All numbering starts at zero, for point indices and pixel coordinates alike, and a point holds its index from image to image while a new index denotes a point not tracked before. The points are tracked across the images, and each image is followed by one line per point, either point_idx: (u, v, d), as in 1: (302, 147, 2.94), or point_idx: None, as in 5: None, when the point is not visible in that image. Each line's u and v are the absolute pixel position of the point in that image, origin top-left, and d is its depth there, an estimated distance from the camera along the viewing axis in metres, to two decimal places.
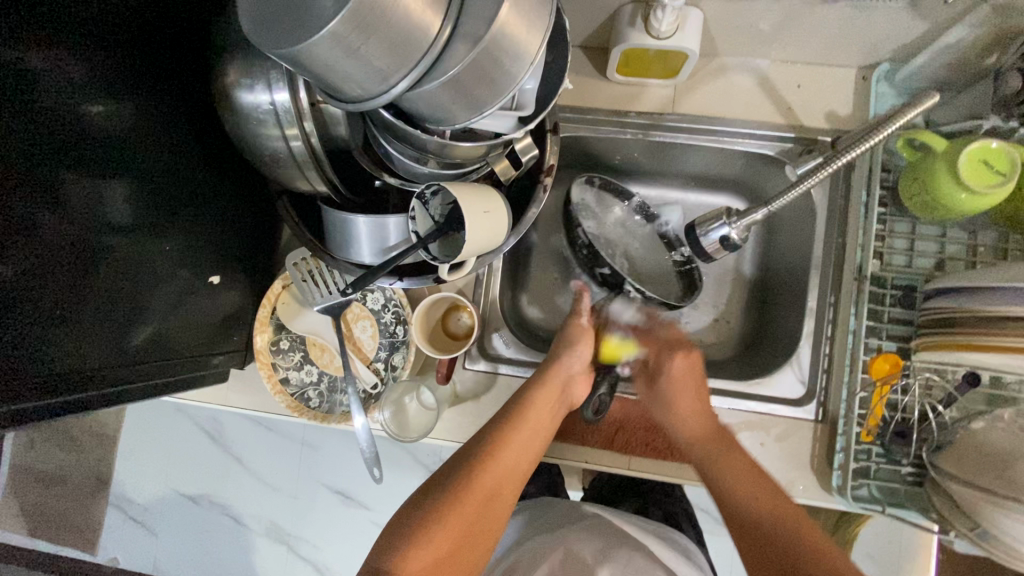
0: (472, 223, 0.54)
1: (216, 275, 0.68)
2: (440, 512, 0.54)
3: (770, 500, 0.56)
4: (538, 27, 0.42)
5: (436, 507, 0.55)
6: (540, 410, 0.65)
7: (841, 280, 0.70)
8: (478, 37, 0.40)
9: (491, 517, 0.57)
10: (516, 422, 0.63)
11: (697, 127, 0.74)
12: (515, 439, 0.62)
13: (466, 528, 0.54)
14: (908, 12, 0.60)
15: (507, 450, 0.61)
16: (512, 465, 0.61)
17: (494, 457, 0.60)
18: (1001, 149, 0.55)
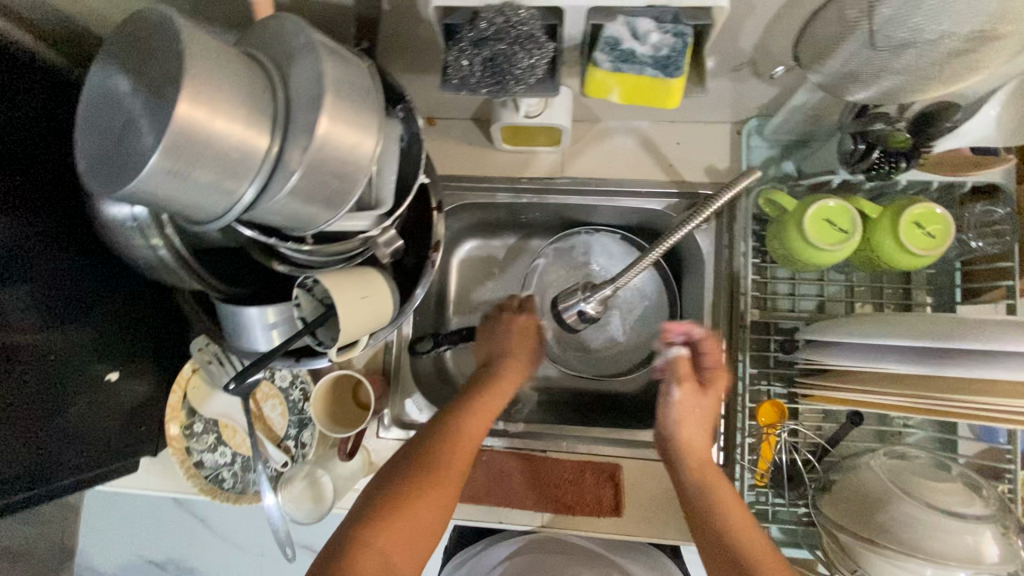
0: (346, 311, 0.56)
1: (116, 373, 0.67)
2: (387, 515, 0.54)
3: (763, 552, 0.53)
4: (367, 131, 0.44)
5: (380, 513, 0.54)
6: (473, 419, 0.64)
7: (732, 327, 0.72)
8: (303, 150, 0.41)
9: (435, 517, 0.56)
10: (452, 419, 0.63)
11: (587, 189, 0.77)
12: (459, 440, 0.61)
13: (410, 529, 0.54)
14: (756, 79, 0.64)
15: (449, 455, 0.59)
16: (456, 460, 0.60)
17: (433, 458, 0.58)
18: (841, 207, 0.58)
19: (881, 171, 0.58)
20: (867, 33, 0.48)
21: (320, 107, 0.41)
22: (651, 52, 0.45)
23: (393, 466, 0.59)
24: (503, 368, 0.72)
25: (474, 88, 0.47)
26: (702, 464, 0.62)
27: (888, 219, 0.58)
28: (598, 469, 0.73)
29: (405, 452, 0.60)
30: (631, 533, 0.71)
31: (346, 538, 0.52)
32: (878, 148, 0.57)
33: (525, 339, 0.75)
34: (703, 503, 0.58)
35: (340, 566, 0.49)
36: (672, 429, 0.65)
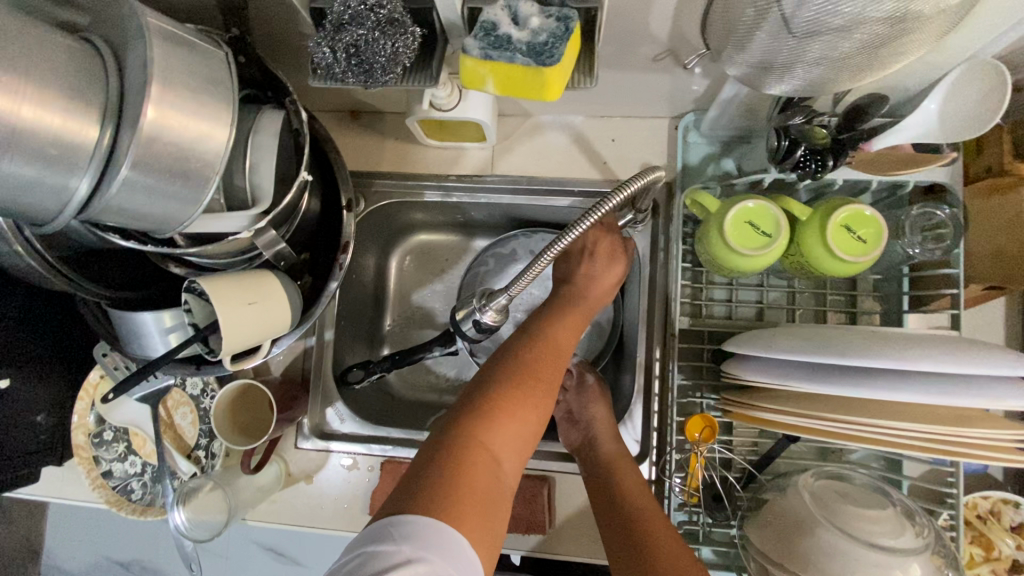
0: (233, 319, 0.53)
1: (9, 380, 0.62)
2: (489, 426, 0.47)
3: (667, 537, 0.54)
4: (212, 121, 0.41)
5: (486, 414, 0.48)
6: (566, 324, 0.57)
7: (665, 336, 0.68)
8: (132, 144, 0.38)
9: (531, 424, 0.50)
10: (554, 333, 0.56)
11: (517, 187, 0.73)
12: (553, 354, 0.54)
13: (506, 444, 0.48)
14: (682, 71, 0.60)
15: (548, 360, 0.54)
16: (548, 368, 0.53)
17: (538, 365, 0.53)
18: (764, 208, 0.53)
19: (806, 172, 0.53)
20: (780, 18, 0.42)
21: (145, 96, 0.38)
22: (528, 38, 0.40)
23: (479, 380, 0.51)
24: (587, 295, 0.60)
25: (342, 77, 0.43)
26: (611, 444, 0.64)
27: (817, 221, 0.54)
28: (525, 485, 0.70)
29: (492, 362, 0.53)
30: (553, 549, 0.69)
31: (435, 477, 0.43)
32: (802, 146, 0.52)
33: (608, 259, 0.61)
34: (611, 483, 0.61)
35: (436, 472, 0.43)
36: (588, 416, 0.67)
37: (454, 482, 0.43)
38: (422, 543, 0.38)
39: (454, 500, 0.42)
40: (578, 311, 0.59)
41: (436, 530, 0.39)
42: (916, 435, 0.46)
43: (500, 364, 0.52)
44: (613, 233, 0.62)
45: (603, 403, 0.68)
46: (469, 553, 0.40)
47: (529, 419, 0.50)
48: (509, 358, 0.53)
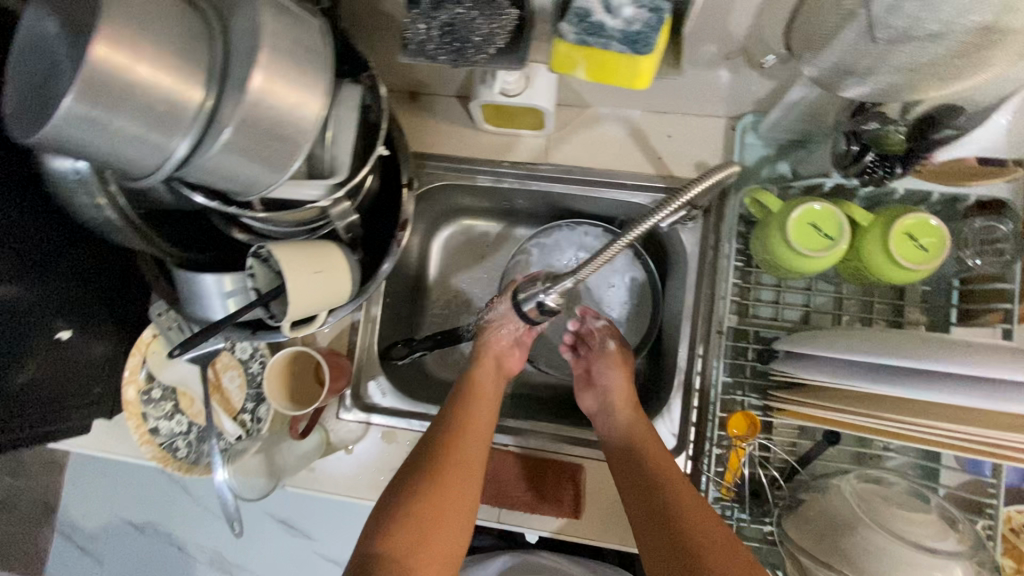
0: (300, 285, 0.55)
1: (73, 332, 0.66)
2: (414, 508, 0.56)
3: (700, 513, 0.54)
4: (309, 91, 0.42)
5: (397, 506, 0.56)
6: (480, 406, 0.67)
7: (709, 332, 0.69)
8: (237, 107, 0.40)
9: (462, 501, 0.59)
10: (467, 421, 0.65)
11: (570, 176, 0.74)
12: (451, 444, 0.62)
13: (422, 523, 0.55)
14: (750, 72, 0.60)
15: (469, 446, 0.63)
16: (466, 445, 0.62)
17: (453, 452, 0.61)
18: (830, 211, 0.54)
19: (874, 176, 0.55)
20: (866, 22, 0.43)
21: (255, 60, 0.40)
22: (622, 26, 0.41)
23: (399, 479, 0.60)
24: (507, 364, 0.75)
25: (433, 55, 0.44)
26: (631, 431, 0.65)
27: (878, 228, 0.54)
28: (560, 469, 0.71)
29: (411, 455, 0.62)
30: (586, 534, 0.69)
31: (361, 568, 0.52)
32: (871, 152, 0.53)
33: (622, 354, 0.74)
34: (637, 467, 0.62)
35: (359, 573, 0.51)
36: (602, 412, 0.70)
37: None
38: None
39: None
40: (484, 392, 0.69)
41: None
42: (969, 436, 0.47)
43: (419, 470, 0.60)
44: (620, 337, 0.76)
45: (627, 370, 0.73)
46: None
47: (460, 492, 0.59)
48: (428, 450, 0.62)
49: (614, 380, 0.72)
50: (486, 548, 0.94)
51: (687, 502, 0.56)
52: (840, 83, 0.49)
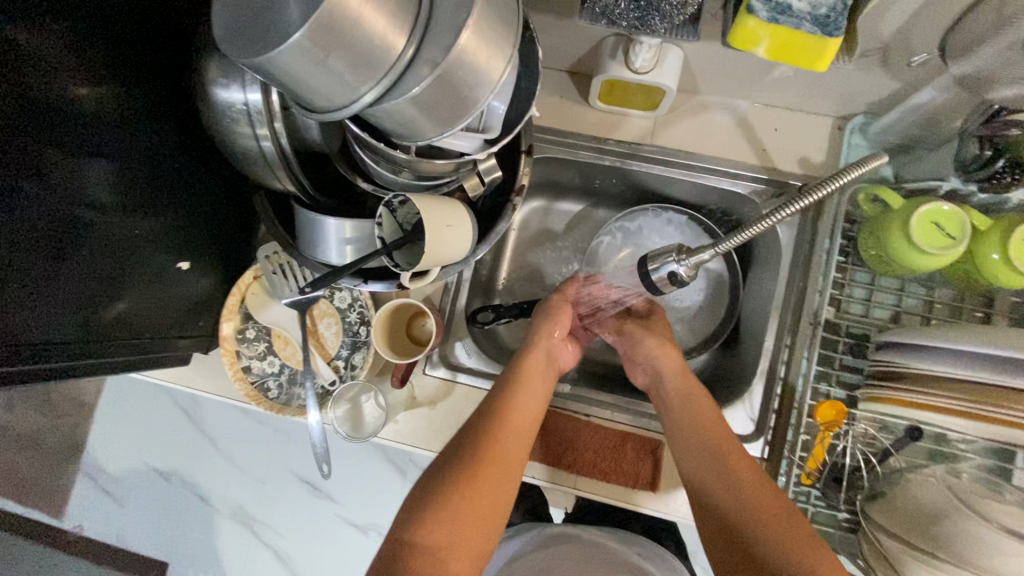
0: (434, 236, 0.56)
1: (188, 263, 0.70)
2: (446, 510, 0.56)
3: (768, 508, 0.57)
4: (500, 56, 0.44)
5: (436, 504, 0.56)
6: (518, 399, 0.66)
7: (799, 323, 0.71)
8: (439, 62, 0.41)
9: (495, 501, 0.58)
10: (504, 413, 0.64)
11: (673, 160, 0.76)
12: (495, 448, 0.61)
13: (456, 531, 0.55)
14: (878, 72, 0.62)
15: (502, 445, 0.62)
16: (502, 446, 0.62)
17: (486, 451, 0.61)
18: (954, 212, 0.56)
19: (998, 182, 0.57)
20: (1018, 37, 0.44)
21: (465, 26, 0.41)
22: (809, 9, 0.41)
23: (433, 477, 0.59)
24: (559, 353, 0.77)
25: (618, 19, 0.51)
26: (700, 425, 0.66)
27: (997, 233, 0.56)
28: (640, 442, 0.73)
29: (458, 438, 0.63)
30: (660, 508, 0.70)
31: (394, 546, 0.54)
32: (1002, 158, 0.56)
33: (639, 328, 0.79)
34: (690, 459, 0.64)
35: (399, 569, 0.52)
36: (671, 411, 0.69)
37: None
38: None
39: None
40: (530, 374, 0.69)
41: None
42: None
43: (461, 456, 0.60)
44: (650, 320, 0.80)
45: (663, 333, 0.78)
46: None
47: (495, 491, 0.59)
48: (466, 450, 0.61)
49: (656, 351, 0.75)
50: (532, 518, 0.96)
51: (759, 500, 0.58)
52: (988, 87, 0.50)
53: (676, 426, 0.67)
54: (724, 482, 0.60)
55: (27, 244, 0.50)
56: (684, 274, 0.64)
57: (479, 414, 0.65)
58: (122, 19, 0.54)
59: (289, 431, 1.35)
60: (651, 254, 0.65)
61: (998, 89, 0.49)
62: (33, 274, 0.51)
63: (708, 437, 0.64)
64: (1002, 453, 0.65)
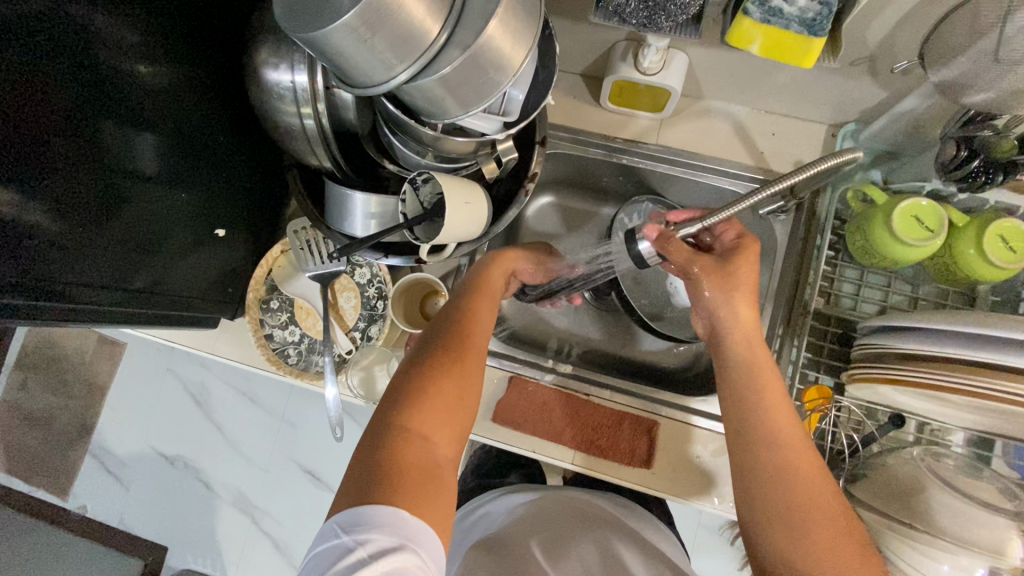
0: (452, 211, 0.61)
1: (224, 232, 0.76)
2: (428, 398, 0.56)
3: (806, 458, 0.55)
4: (521, 43, 0.49)
5: (420, 394, 0.56)
6: (481, 303, 0.68)
7: (790, 315, 0.75)
8: (469, 45, 0.47)
9: (465, 393, 0.59)
10: (471, 317, 0.66)
11: (676, 159, 0.81)
12: (467, 343, 0.62)
13: (433, 419, 0.55)
14: (868, 80, 0.67)
15: (471, 343, 0.62)
16: (470, 344, 0.62)
17: (457, 348, 0.61)
18: (932, 207, 0.62)
19: (975, 182, 0.62)
20: (995, 42, 0.49)
21: (494, 11, 0.46)
22: (798, 13, 0.49)
23: (408, 373, 0.59)
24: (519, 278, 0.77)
25: (628, 17, 0.56)
26: (752, 379, 0.59)
27: (973, 230, 0.61)
28: (637, 421, 0.76)
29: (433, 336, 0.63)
30: (654, 486, 0.74)
31: (384, 430, 0.53)
32: (979, 157, 0.60)
33: (720, 281, 0.64)
34: (746, 399, 0.58)
35: (385, 448, 0.51)
36: (737, 356, 0.62)
37: (393, 467, 0.50)
38: (397, 534, 0.45)
39: (398, 481, 0.49)
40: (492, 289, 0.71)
41: (396, 516, 0.46)
42: None
43: (440, 352, 0.60)
44: (727, 268, 0.64)
45: (750, 290, 0.64)
46: (407, 522, 0.46)
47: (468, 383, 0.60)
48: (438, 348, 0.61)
49: (737, 309, 0.63)
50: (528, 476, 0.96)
51: (796, 450, 0.55)
52: (962, 92, 0.55)
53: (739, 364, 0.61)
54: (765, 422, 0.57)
55: (77, 201, 0.55)
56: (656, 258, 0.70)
57: (447, 318, 0.66)
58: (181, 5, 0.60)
59: (295, 420, 1.39)
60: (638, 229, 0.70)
61: (971, 94, 0.54)
62: (76, 227, 0.55)
63: (761, 393, 0.58)
64: (982, 442, 0.68)
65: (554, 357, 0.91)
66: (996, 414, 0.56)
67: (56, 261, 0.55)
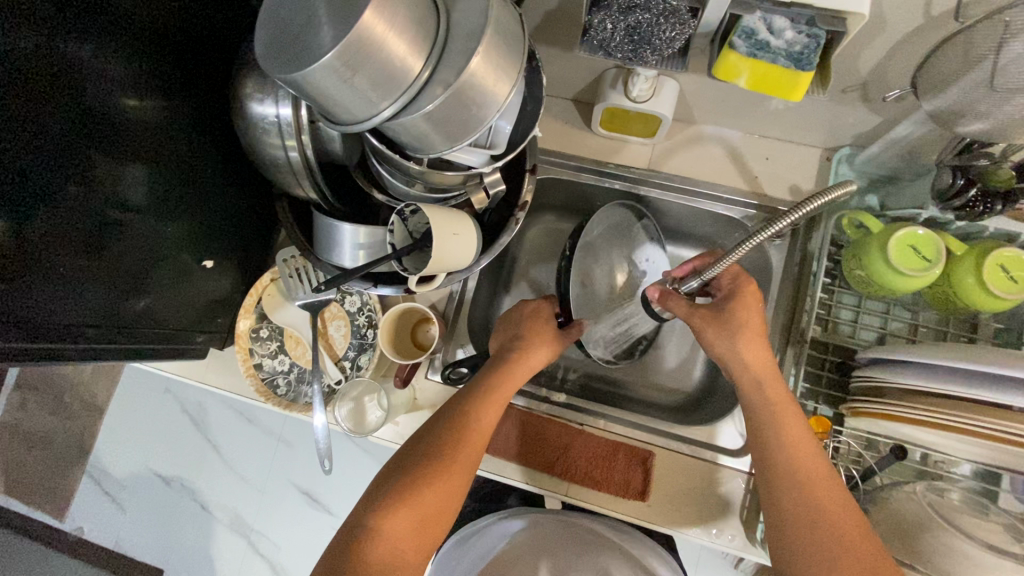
0: (441, 243, 0.60)
1: (211, 262, 0.75)
2: (405, 502, 0.57)
3: (847, 522, 0.54)
4: (505, 79, 0.49)
5: (400, 494, 0.57)
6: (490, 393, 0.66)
7: (787, 342, 0.74)
8: (451, 82, 0.46)
9: (446, 498, 0.59)
10: (474, 407, 0.64)
11: (670, 184, 0.80)
12: (461, 441, 0.61)
13: (414, 527, 0.56)
14: (861, 106, 0.66)
15: (470, 435, 0.62)
16: (465, 447, 0.61)
17: (448, 454, 0.60)
18: (928, 237, 0.61)
19: (973, 210, 0.61)
20: (989, 71, 0.48)
21: (476, 48, 0.45)
22: (784, 46, 0.49)
23: (396, 466, 0.60)
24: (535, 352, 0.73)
25: (613, 51, 0.55)
26: (777, 425, 0.60)
27: (972, 259, 0.60)
28: (632, 452, 0.75)
29: (427, 430, 0.63)
30: (650, 519, 0.72)
31: (353, 530, 0.55)
32: (976, 185, 0.59)
33: (720, 329, 0.65)
34: (777, 455, 0.59)
35: (351, 554, 0.53)
36: (761, 411, 0.62)
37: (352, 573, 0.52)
38: None
39: None
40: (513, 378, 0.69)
41: None
42: None
43: (428, 449, 0.61)
44: (724, 315, 0.66)
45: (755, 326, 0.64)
46: None
47: (453, 484, 0.59)
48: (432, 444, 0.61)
49: (745, 351, 0.64)
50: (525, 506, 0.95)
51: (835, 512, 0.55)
52: (956, 122, 0.54)
53: (766, 416, 0.61)
54: (796, 479, 0.57)
55: (66, 244, 0.54)
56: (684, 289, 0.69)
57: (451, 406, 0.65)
58: (171, 40, 0.60)
59: (291, 441, 1.37)
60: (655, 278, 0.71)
61: (965, 124, 0.53)
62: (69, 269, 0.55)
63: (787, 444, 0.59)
64: (989, 475, 0.66)
65: (549, 382, 0.90)
66: (1000, 452, 0.55)
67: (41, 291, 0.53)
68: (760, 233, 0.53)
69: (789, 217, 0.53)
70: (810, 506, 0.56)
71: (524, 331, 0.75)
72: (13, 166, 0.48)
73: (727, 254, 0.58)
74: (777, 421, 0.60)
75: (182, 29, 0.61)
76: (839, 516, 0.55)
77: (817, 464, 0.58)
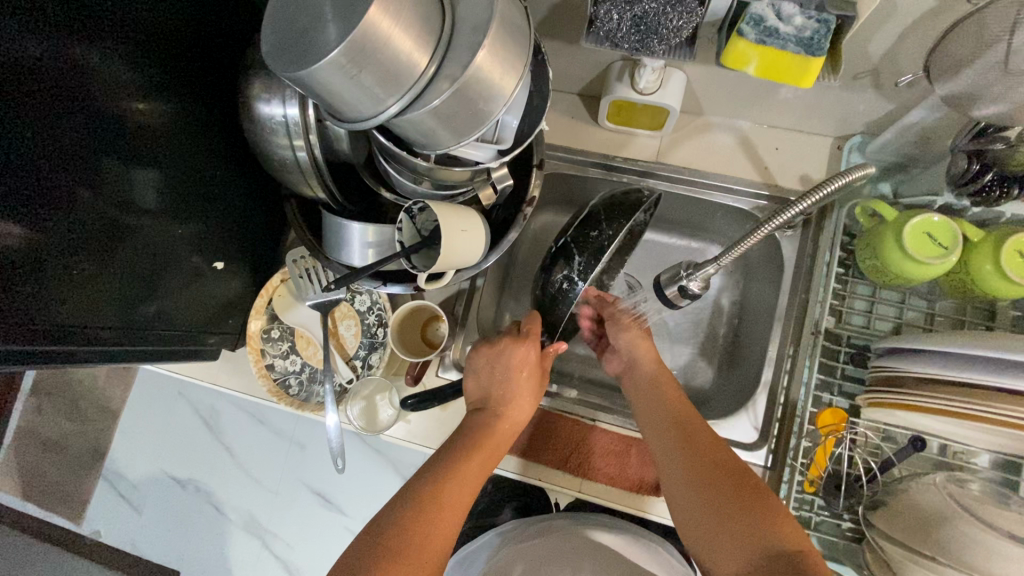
0: (450, 240, 0.60)
1: (222, 264, 0.76)
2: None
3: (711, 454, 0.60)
4: (511, 73, 0.48)
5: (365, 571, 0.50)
6: (468, 459, 0.62)
7: (801, 334, 0.73)
8: (457, 77, 0.46)
9: None
10: (448, 474, 0.60)
11: (679, 177, 0.80)
12: (435, 508, 0.56)
13: None
14: (872, 92, 0.65)
15: (445, 498, 0.57)
16: (433, 531, 0.54)
17: (420, 526, 0.54)
18: (944, 223, 0.60)
19: (990, 195, 0.60)
20: (1003, 52, 0.47)
21: (481, 42, 0.45)
22: (794, 32, 0.48)
23: (360, 543, 0.53)
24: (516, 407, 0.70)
25: (620, 42, 0.55)
26: (652, 391, 0.69)
27: (990, 245, 0.59)
28: (645, 448, 0.74)
29: (398, 501, 0.57)
30: (665, 514, 0.71)
31: None
32: (991, 170, 0.59)
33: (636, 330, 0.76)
34: (656, 414, 0.66)
35: None
36: (637, 396, 0.70)
37: None
38: None
39: None
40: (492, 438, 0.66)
41: None
42: None
43: (397, 518, 0.55)
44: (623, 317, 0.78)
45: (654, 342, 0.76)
46: None
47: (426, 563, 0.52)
48: (400, 515, 0.55)
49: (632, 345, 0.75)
50: (538, 504, 0.95)
51: (704, 447, 0.61)
52: (972, 105, 0.53)
53: (644, 388, 0.70)
54: (669, 428, 0.64)
55: (76, 249, 0.55)
56: (696, 288, 0.66)
57: (422, 476, 0.60)
58: (180, 43, 0.61)
59: (303, 442, 1.36)
60: (664, 275, 0.69)
61: (981, 107, 0.52)
62: (73, 279, 0.55)
63: (662, 406, 0.67)
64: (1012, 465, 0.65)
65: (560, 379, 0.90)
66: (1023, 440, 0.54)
67: (46, 297, 0.53)
68: (770, 221, 0.55)
69: (810, 199, 0.55)
70: (682, 444, 0.62)
71: (502, 393, 0.69)
72: (26, 171, 0.48)
73: (741, 244, 0.59)
74: (654, 389, 0.69)
75: (191, 33, 0.61)
76: (708, 448, 0.60)
77: (681, 414, 0.65)
